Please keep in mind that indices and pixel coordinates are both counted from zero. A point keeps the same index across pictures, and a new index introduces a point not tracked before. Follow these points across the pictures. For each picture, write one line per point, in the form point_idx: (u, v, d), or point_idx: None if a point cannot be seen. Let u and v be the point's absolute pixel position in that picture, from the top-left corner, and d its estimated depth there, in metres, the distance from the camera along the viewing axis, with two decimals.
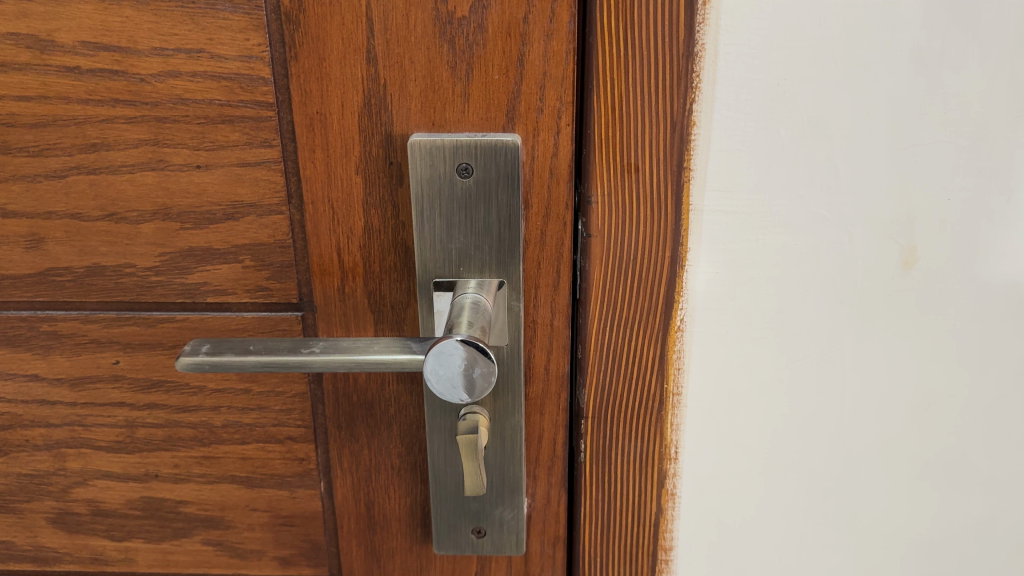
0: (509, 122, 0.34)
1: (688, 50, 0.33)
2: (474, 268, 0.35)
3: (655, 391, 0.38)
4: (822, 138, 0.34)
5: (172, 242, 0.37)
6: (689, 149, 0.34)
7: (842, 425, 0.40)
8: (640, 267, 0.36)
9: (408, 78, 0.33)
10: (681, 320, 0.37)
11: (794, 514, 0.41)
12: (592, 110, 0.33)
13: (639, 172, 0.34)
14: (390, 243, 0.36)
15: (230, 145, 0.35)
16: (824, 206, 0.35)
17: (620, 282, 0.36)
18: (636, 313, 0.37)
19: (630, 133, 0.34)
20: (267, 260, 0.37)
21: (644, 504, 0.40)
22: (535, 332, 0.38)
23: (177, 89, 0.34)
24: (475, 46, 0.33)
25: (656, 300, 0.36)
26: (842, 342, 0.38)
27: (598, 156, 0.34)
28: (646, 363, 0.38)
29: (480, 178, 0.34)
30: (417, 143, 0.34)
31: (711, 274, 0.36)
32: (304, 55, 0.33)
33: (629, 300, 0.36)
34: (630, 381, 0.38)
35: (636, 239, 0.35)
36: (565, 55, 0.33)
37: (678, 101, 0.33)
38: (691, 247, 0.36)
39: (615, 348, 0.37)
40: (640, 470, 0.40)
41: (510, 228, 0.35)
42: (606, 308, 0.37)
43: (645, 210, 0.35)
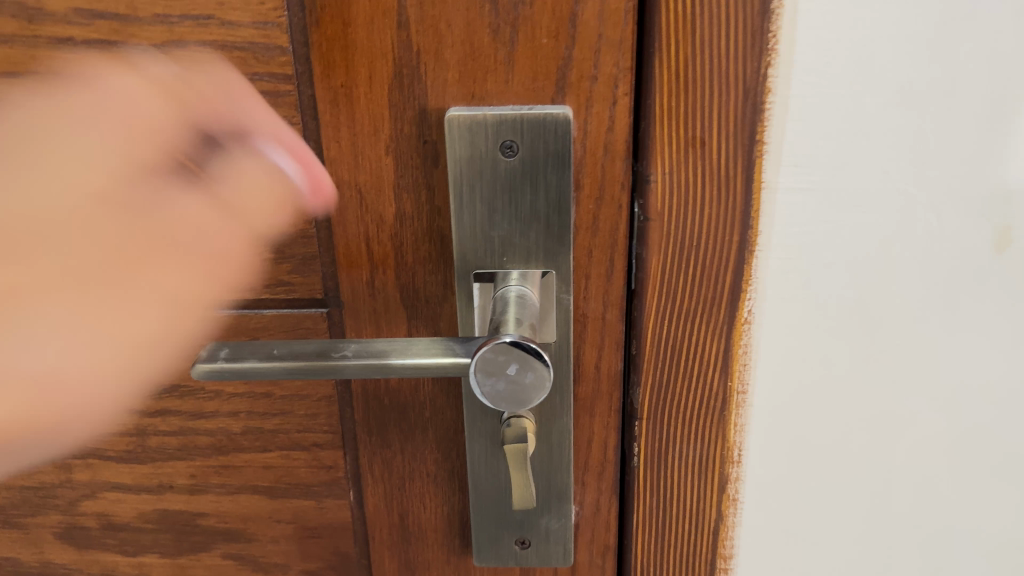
0: (559, 93, 0.30)
1: (764, 6, 0.29)
2: (519, 257, 0.32)
3: (717, 388, 0.35)
4: (910, 105, 0.30)
5: (164, 236, 0.32)
6: (764, 120, 0.30)
7: (923, 422, 0.36)
8: (704, 251, 0.32)
9: (444, 44, 0.29)
10: (749, 311, 0.33)
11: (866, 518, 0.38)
12: (653, 77, 0.30)
13: (706, 147, 0.31)
14: (425, 230, 0.32)
15: (244, 125, 0.31)
16: (910, 183, 0.32)
17: (681, 269, 0.32)
18: (698, 303, 0.33)
19: (696, 104, 0.30)
20: (288, 252, 0.33)
21: (702, 511, 0.37)
22: (586, 327, 0.34)
23: (184, 62, 0.30)
24: (521, 6, 0.29)
25: (721, 289, 0.33)
26: (924, 333, 0.34)
27: (659, 130, 0.30)
28: (708, 358, 0.34)
29: (525, 157, 0.30)
30: (455, 118, 0.30)
31: (783, 258, 0.33)
32: (326, 20, 0.29)
33: (692, 291, 0.33)
34: (689, 378, 0.35)
35: (699, 221, 0.32)
36: (623, 14, 0.29)
37: (751, 64, 0.29)
38: (761, 230, 0.32)
39: (673, 343, 0.34)
40: (699, 473, 0.36)
41: (560, 211, 0.31)
42: (665, 298, 0.33)
43: (709, 188, 0.31)
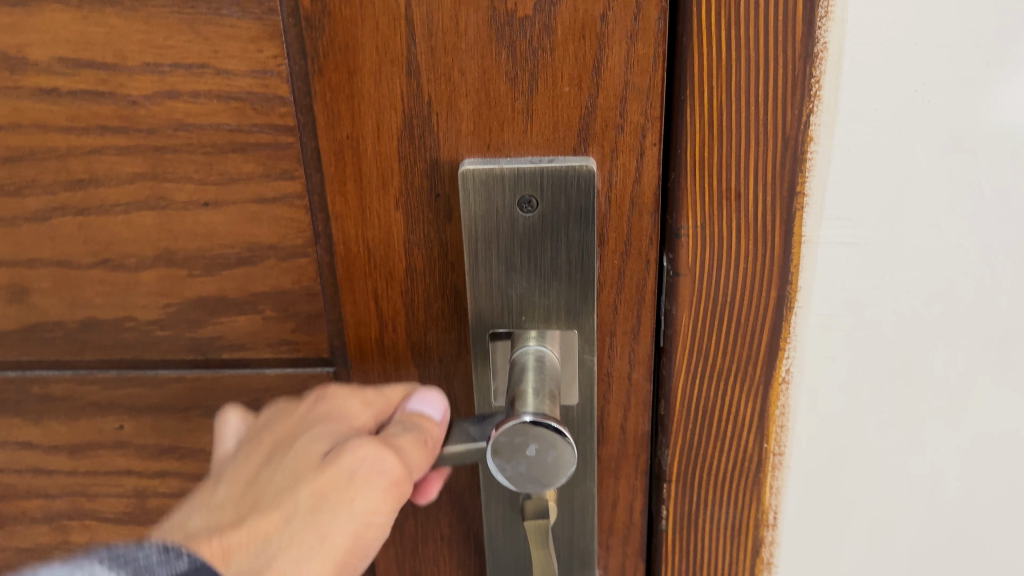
0: (582, 143, 0.28)
1: (806, 50, 0.26)
2: (538, 317, 0.30)
3: (752, 451, 0.32)
4: (966, 154, 0.28)
5: (286, 572, 0.24)
6: (804, 171, 0.28)
7: (977, 493, 0.33)
8: (739, 309, 0.30)
9: (458, 93, 0.27)
10: (787, 370, 0.31)
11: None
12: (684, 125, 0.27)
13: (742, 199, 0.28)
14: (438, 287, 0.30)
15: (243, 178, 0.29)
16: (965, 238, 0.29)
17: (714, 328, 0.30)
18: (733, 362, 0.31)
19: (731, 153, 0.28)
20: (292, 309, 0.31)
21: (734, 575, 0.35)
22: (610, 387, 0.32)
23: (178, 113, 0.28)
24: (541, 53, 0.26)
25: (757, 347, 0.30)
26: (977, 398, 0.32)
27: (690, 182, 0.28)
28: (742, 419, 0.32)
29: (546, 212, 0.28)
30: (470, 171, 0.28)
31: (825, 316, 0.30)
32: (329, 68, 0.27)
33: (725, 350, 0.31)
34: (721, 440, 0.32)
35: (733, 279, 0.29)
36: (652, 59, 0.26)
37: (792, 111, 0.27)
38: (801, 286, 0.30)
39: (705, 404, 0.31)
40: (730, 538, 0.34)
41: (584, 269, 0.29)
42: (697, 358, 0.31)
43: (744, 241, 0.29)
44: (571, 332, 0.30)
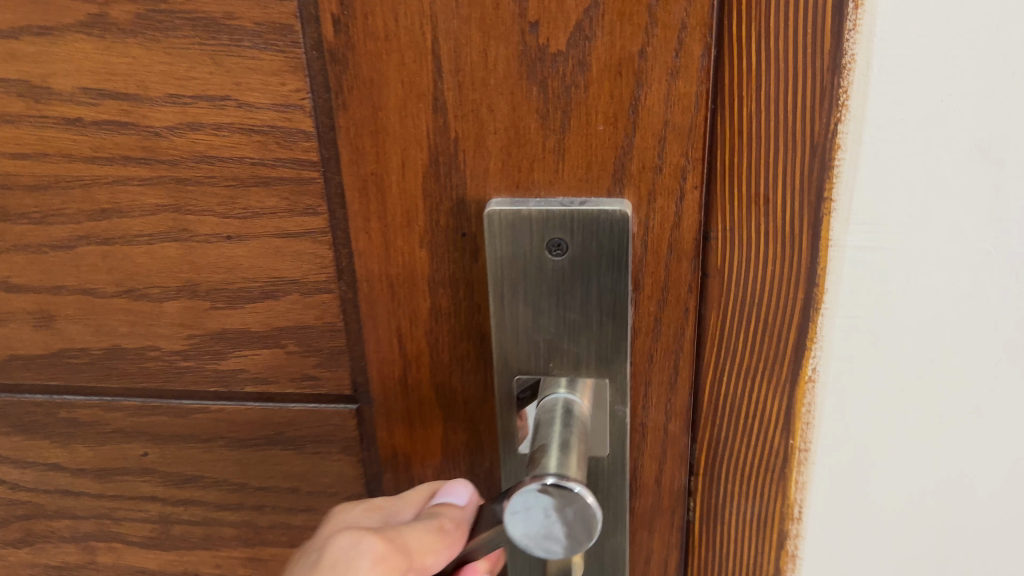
0: (616, 184, 0.26)
1: (838, 52, 0.24)
2: (567, 364, 0.28)
3: (777, 473, 0.30)
4: (1003, 159, 0.26)
5: None
6: (833, 176, 0.26)
7: (1003, 500, 0.32)
8: (766, 322, 0.28)
9: (487, 129, 0.26)
10: (812, 369, 0.29)
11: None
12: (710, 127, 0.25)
13: (770, 206, 0.26)
14: (464, 327, 0.29)
15: (265, 213, 0.28)
16: (994, 241, 0.27)
17: (739, 341, 0.28)
18: (758, 379, 0.29)
19: (759, 160, 0.25)
20: (315, 346, 0.30)
21: None
22: (644, 438, 0.30)
23: (200, 145, 0.27)
24: (575, 89, 0.25)
25: (785, 364, 0.28)
26: (1004, 404, 0.30)
27: (714, 189, 0.26)
28: (767, 440, 0.30)
29: (576, 256, 0.26)
30: (496, 212, 0.26)
31: (848, 320, 0.28)
32: (353, 102, 0.26)
33: (750, 366, 0.28)
34: (744, 461, 0.30)
35: (761, 284, 0.27)
36: (695, 98, 0.25)
37: (822, 116, 0.25)
38: (827, 290, 0.28)
39: (727, 423, 0.29)
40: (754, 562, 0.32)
41: (616, 316, 0.27)
42: (719, 372, 0.29)
43: (773, 252, 0.27)
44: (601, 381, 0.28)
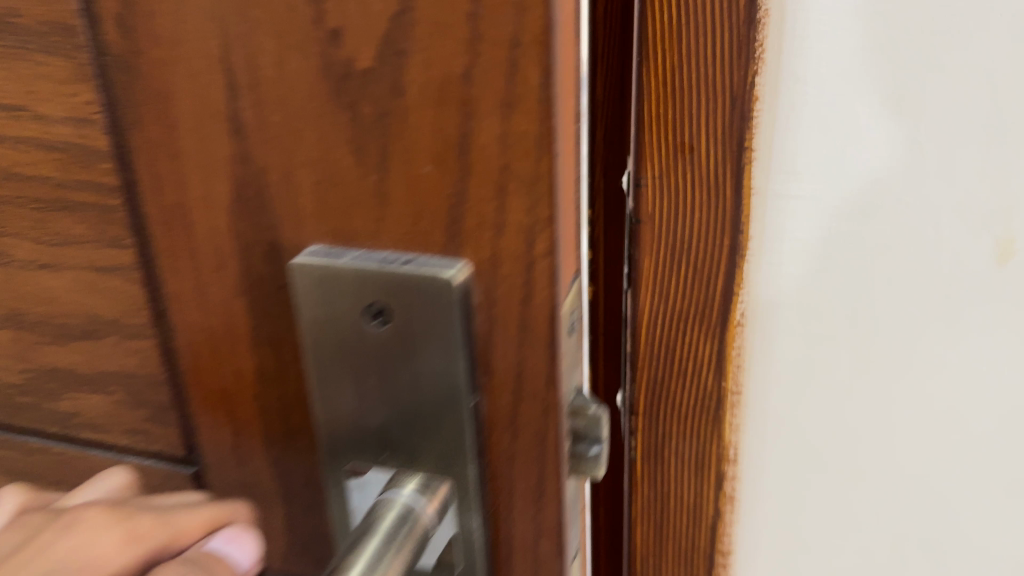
0: (452, 240, 0.20)
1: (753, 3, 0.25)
2: (405, 461, 0.22)
3: (707, 425, 0.31)
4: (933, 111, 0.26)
5: None
6: (753, 128, 0.26)
7: (950, 470, 0.31)
8: (693, 270, 0.29)
9: (295, 162, 0.20)
10: (743, 324, 0.29)
11: (891, 572, 0.33)
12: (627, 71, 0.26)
13: (693, 155, 0.27)
14: (293, 397, 0.24)
15: (75, 242, 0.24)
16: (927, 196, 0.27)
17: (667, 288, 0.29)
18: (688, 327, 0.30)
19: (678, 107, 0.26)
20: (143, 398, 0.26)
21: (694, 548, 0.34)
22: (512, 557, 0.24)
23: (6, 160, 0.24)
24: (390, 116, 0.19)
25: (712, 312, 0.29)
26: (954, 376, 0.30)
27: (638, 136, 0.27)
28: (697, 389, 0.31)
29: (400, 327, 0.21)
30: (306, 266, 0.21)
31: (785, 275, 0.29)
32: (146, 121, 0.21)
33: (678, 314, 0.29)
34: (675, 409, 0.31)
35: (687, 231, 0.28)
36: (536, 137, 0.18)
37: (741, 64, 0.26)
38: (755, 245, 0.28)
39: (656, 370, 0.30)
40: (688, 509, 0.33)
41: (454, 409, 0.21)
42: (649, 319, 0.30)
43: (697, 202, 0.28)
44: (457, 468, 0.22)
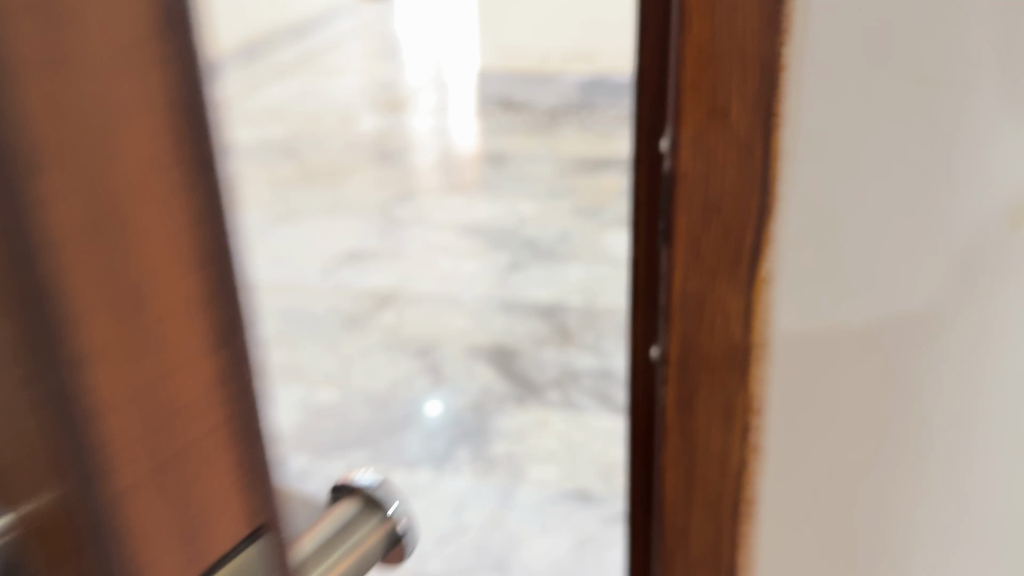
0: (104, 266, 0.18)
1: (765, 33, 0.46)
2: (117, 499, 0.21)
3: (732, 290, 0.52)
4: (869, 91, 0.46)
5: None
6: (772, 104, 0.47)
7: (874, 317, 0.52)
8: (723, 189, 0.50)
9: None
10: (762, 223, 0.50)
11: (839, 388, 0.54)
12: (687, 71, 0.48)
13: (728, 117, 0.48)
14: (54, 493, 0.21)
15: None
16: (864, 142, 0.47)
17: (704, 198, 0.51)
18: (724, 223, 0.51)
19: (713, 92, 0.48)
20: None
21: (724, 377, 0.54)
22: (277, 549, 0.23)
23: None
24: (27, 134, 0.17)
25: (733, 213, 0.50)
26: (873, 256, 0.50)
27: (693, 108, 0.49)
28: (728, 262, 0.51)
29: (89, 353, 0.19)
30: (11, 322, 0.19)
31: (784, 193, 0.49)
32: None
33: (715, 216, 0.51)
34: (713, 274, 0.52)
35: (723, 165, 0.50)
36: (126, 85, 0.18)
37: (757, 66, 0.47)
38: (773, 179, 0.49)
39: (702, 249, 0.52)
40: (716, 344, 0.54)
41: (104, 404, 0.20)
42: (694, 217, 0.51)
43: (727, 148, 0.49)
44: (95, 489, 0.21)
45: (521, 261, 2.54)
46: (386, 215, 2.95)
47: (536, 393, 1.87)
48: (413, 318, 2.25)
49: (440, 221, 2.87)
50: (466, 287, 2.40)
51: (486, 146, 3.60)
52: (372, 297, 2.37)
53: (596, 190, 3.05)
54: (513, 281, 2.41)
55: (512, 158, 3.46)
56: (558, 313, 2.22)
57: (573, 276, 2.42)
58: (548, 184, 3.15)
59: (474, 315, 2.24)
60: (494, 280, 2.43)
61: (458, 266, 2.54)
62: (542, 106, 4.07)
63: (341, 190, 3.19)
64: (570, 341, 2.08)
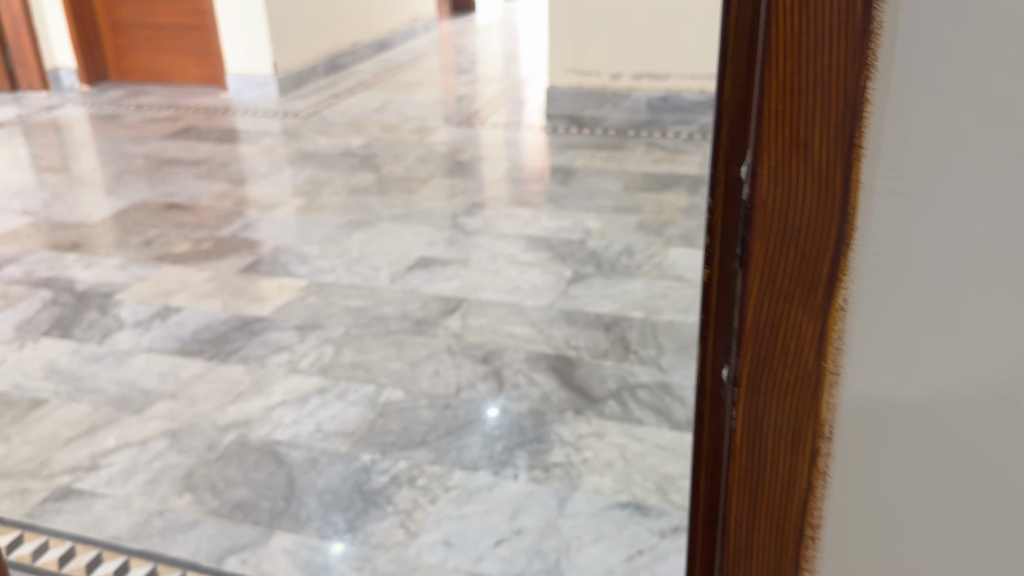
0: None
1: (845, 75, 0.51)
2: None
3: (803, 313, 0.57)
4: (928, 136, 0.53)
5: None
6: (849, 143, 0.53)
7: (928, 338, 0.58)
8: (797, 222, 0.55)
9: None
10: (835, 252, 0.55)
11: (893, 403, 0.60)
12: (766, 111, 0.53)
13: (805, 153, 0.53)
14: None
15: None
16: (921, 185, 0.54)
17: (777, 230, 0.55)
18: (796, 252, 0.56)
19: (792, 130, 0.53)
20: None
21: (789, 390, 0.60)
22: None
23: None
24: None
25: (806, 245, 0.55)
26: (931, 285, 0.56)
27: (770, 147, 0.54)
28: (798, 290, 0.57)
29: None
30: None
31: (853, 225, 0.55)
32: None
33: (788, 246, 0.55)
34: (784, 301, 0.57)
35: (797, 199, 0.54)
36: None
37: (838, 106, 0.52)
38: (847, 213, 0.55)
39: (774, 277, 0.56)
40: (786, 361, 0.59)
41: None
42: (767, 245, 0.56)
43: (802, 184, 0.54)
44: None
45: (584, 274, 2.58)
46: (454, 224, 3.03)
47: (595, 404, 1.90)
48: (477, 324, 2.30)
49: (506, 232, 2.93)
50: (529, 297, 2.45)
51: (554, 162, 3.66)
52: (437, 302, 2.44)
53: (661, 207, 3.07)
54: (575, 294, 2.45)
55: (579, 174, 3.51)
56: (620, 327, 2.25)
57: (636, 290, 2.44)
58: (613, 200, 3.18)
59: (537, 325, 2.29)
60: (557, 292, 2.48)
61: (520, 276, 2.59)
62: (610, 126, 4.12)
63: (411, 199, 3.28)
64: (631, 354, 2.11)
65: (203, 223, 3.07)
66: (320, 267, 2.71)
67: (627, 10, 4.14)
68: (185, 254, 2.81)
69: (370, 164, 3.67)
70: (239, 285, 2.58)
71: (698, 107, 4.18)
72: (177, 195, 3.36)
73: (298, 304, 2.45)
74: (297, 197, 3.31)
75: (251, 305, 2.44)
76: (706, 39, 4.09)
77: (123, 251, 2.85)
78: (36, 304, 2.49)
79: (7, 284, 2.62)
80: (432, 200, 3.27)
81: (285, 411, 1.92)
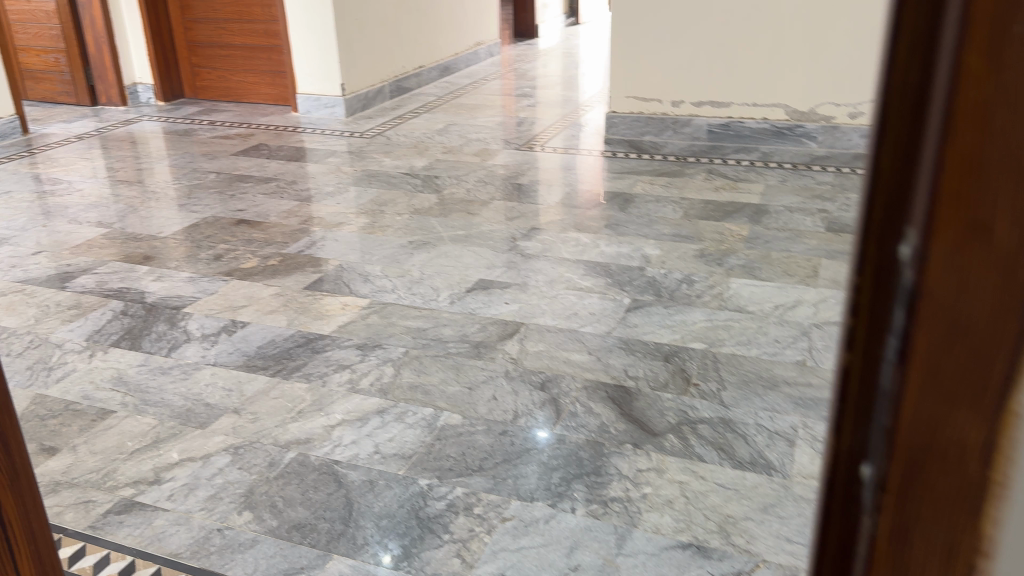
0: None
1: None
2: None
3: (973, 429, 0.41)
4: None
5: None
6: None
7: None
8: (977, 306, 0.39)
9: None
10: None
11: None
12: (942, 154, 0.37)
13: (995, 215, 0.38)
14: None
15: None
16: None
17: (949, 315, 0.39)
18: (971, 346, 0.40)
19: (979, 182, 0.37)
20: None
21: (946, 527, 0.44)
22: None
23: None
24: None
25: (987, 339, 0.40)
26: None
27: (945, 204, 0.38)
28: (970, 397, 0.41)
29: None
30: None
31: None
32: None
33: (961, 338, 0.40)
34: (947, 410, 0.41)
35: (978, 277, 0.39)
36: None
37: None
38: None
39: (937, 378, 0.41)
40: (944, 488, 0.43)
41: None
42: (932, 337, 0.40)
43: (988, 256, 0.38)
44: None
45: (643, 302, 2.56)
46: (514, 247, 3.04)
47: (654, 437, 1.88)
48: (535, 350, 2.30)
49: (565, 256, 2.93)
50: (587, 324, 2.44)
51: (614, 188, 3.65)
52: (496, 326, 2.45)
53: (722, 237, 3.04)
54: (634, 322, 2.43)
55: (638, 200, 3.49)
56: (680, 358, 2.22)
57: (696, 321, 2.41)
58: (673, 227, 3.16)
59: (595, 353, 2.27)
60: (616, 319, 2.46)
61: (579, 301, 2.58)
62: (671, 154, 4.10)
63: (472, 221, 3.31)
64: (691, 387, 2.07)
65: (270, 240, 3.14)
66: (381, 286, 2.74)
67: (688, 36, 4.08)
68: (252, 270, 2.88)
69: (432, 186, 3.72)
70: (302, 302, 2.62)
71: (760, 135, 4.11)
72: (246, 211, 3.46)
73: (359, 322, 2.48)
74: (361, 217, 3.38)
75: (313, 322, 2.48)
76: (769, 66, 4.00)
77: (192, 265, 2.93)
78: (107, 314, 2.57)
79: (82, 293, 2.71)
80: (492, 223, 3.29)
81: (344, 431, 1.94)
